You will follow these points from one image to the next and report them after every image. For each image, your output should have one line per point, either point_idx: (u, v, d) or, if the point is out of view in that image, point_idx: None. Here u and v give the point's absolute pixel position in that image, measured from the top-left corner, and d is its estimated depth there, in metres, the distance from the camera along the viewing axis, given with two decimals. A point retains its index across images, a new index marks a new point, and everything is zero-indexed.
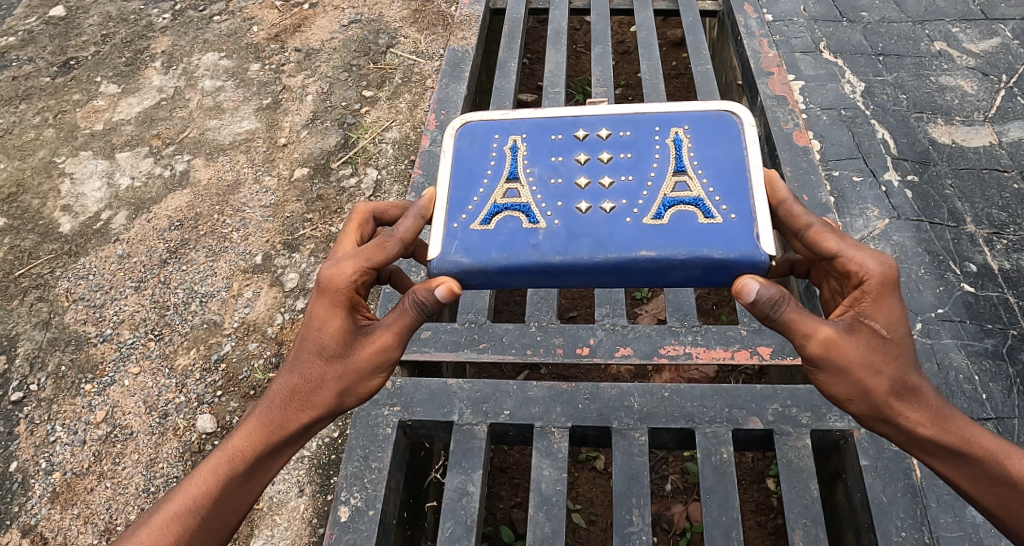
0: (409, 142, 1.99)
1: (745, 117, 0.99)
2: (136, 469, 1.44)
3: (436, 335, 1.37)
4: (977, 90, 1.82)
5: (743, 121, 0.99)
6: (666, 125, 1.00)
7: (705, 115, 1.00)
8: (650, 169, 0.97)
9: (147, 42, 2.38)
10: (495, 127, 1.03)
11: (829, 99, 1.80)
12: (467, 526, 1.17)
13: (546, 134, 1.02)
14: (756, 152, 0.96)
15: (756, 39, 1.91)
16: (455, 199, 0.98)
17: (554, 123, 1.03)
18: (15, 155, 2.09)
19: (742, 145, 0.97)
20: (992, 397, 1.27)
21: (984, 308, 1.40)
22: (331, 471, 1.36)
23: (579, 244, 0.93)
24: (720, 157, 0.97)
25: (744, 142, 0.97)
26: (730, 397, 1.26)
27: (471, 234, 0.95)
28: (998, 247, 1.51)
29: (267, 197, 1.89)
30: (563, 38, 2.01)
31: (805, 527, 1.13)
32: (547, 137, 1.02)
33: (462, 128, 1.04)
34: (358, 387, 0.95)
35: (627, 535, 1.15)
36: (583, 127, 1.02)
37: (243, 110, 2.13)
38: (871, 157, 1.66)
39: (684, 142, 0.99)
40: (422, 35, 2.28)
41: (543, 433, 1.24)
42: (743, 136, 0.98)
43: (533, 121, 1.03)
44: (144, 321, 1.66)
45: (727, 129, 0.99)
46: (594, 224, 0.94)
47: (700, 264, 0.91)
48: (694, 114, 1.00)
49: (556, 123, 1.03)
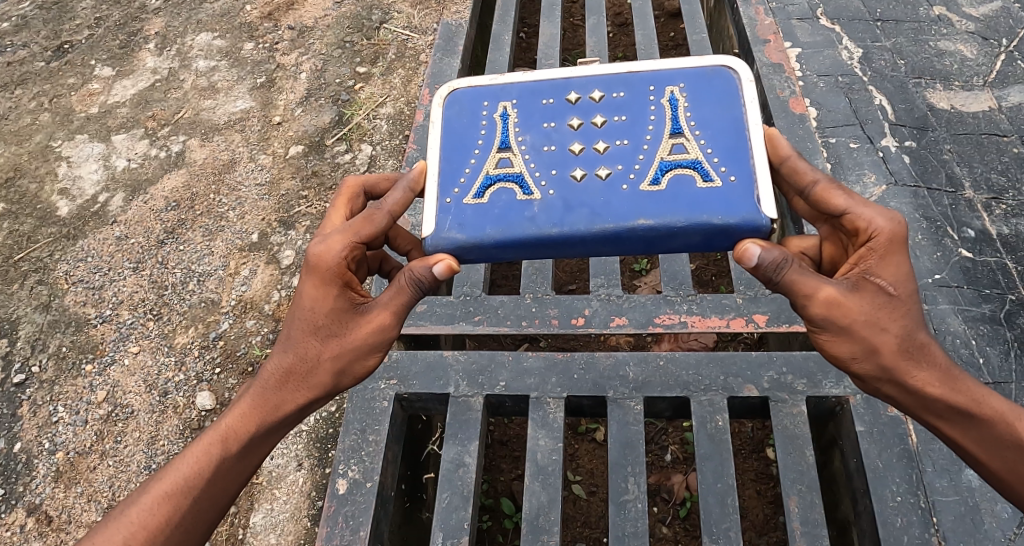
0: (403, 117, 1.97)
1: (743, 72, 0.97)
2: (137, 447, 1.45)
3: (431, 309, 1.37)
4: (977, 55, 1.80)
5: (741, 75, 0.97)
6: (660, 85, 0.98)
7: (701, 71, 0.98)
8: (646, 133, 0.96)
9: (140, 24, 2.37)
10: (484, 94, 1.02)
11: (826, 66, 1.77)
12: (464, 496, 1.17)
13: (536, 100, 1.00)
14: (755, 109, 0.95)
15: (753, 7, 1.89)
16: (447, 172, 0.97)
17: (544, 87, 1.01)
18: (11, 140, 2.09)
19: (740, 102, 0.96)
20: (989, 361, 1.27)
21: (981, 273, 1.39)
22: (328, 445, 1.37)
23: (576, 215, 0.92)
24: (717, 116, 0.96)
25: (743, 99, 0.96)
26: (725, 364, 1.26)
27: (465, 209, 0.95)
28: (997, 212, 1.50)
29: (262, 175, 1.88)
30: (557, 9, 1.99)
31: (800, 493, 1.14)
32: (538, 102, 1.00)
33: (449, 96, 1.03)
34: (359, 367, 0.95)
35: (623, 503, 1.15)
36: (574, 90, 1.00)
37: (237, 90, 2.12)
38: (868, 123, 1.64)
39: (679, 101, 0.97)
40: (415, 10, 2.25)
41: (539, 404, 1.25)
42: (741, 92, 0.96)
43: (522, 86, 1.02)
44: (143, 302, 1.67)
45: (725, 86, 0.97)
46: (590, 193, 0.93)
47: (700, 231, 0.90)
48: (689, 72, 0.99)
49: (547, 87, 1.01)
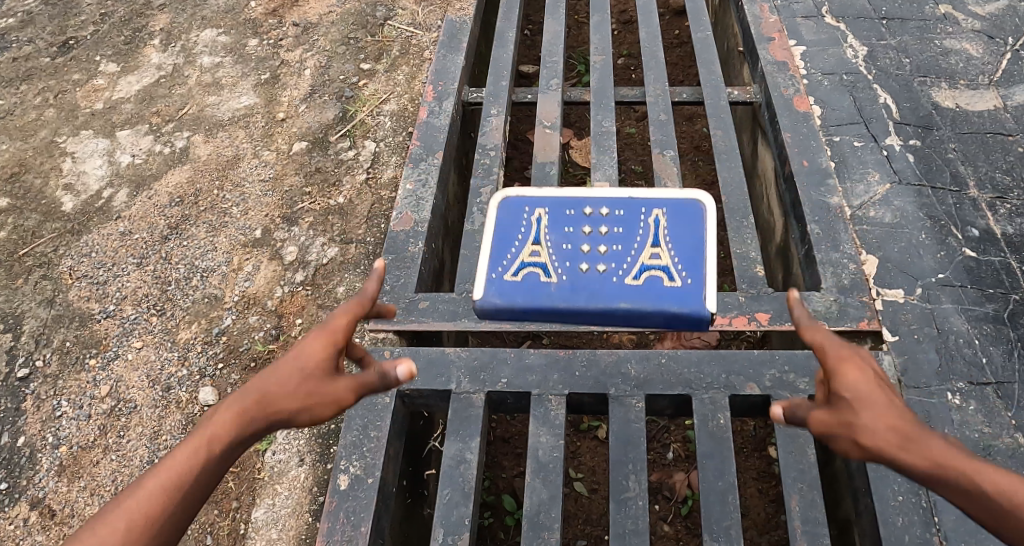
0: (407, 114, 1.97)
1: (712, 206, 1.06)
2: (141, 442, 1.45)
3: (433, 305, 1.38)
4: (983, 54, 1.79)
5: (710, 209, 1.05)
6: (647, 208, 1.07)
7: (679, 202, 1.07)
8: (636, 239, 1.04)
9: (145, 20, 2.38)
10: (528, 200, 1.10)
11: (831, 65, 1.77)
12: (465, 492, 1.17)
13: (562, 209, 1.09)
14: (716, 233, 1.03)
15: (757, 5, 1.92)
16: (495, 250, 1.05)
17: (567, 200, 1.10)
18: (16, 135, 2.09)
19: (702, 228, 1.03)
20: (992, 361, 1.26)
21: (985, 273, 1.39)
22: (330, 441, 1.37)
23: (579, 296, 1.00)
24: (693, 238, 1.03)
25: (706, 226, 1.04)
26: (727, 363, 1.26)
27: (506, 282, 1.02)
28: (1001, 212, 1.49)
29: (266, 171, 1.89)
30: (562, 6, 1.99)
31: (802, 491, 1.13)
32: (564, 211, 1.09)
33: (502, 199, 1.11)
34: (320, 405, 0.77)
35: (624, 500, 1.15)
36: (590, 205, 1.08)
37: (241, 86, 2.12)
38: (872, 122, 1.64)
39: (660, 222, 1.05)
40: (419, 6, 2.24)
41: (541, 401, 1.25)
42: (708, 224, 1.04)
43: (555, 199, 1.10)
44: (147, 297, 1.67)
45: (694, 216, 1.05)
46: (592, 277, 1.01)
47: (660, 315, 0.98)
48: (670, 200, 1.07)
49: (571, 201, 1.09)
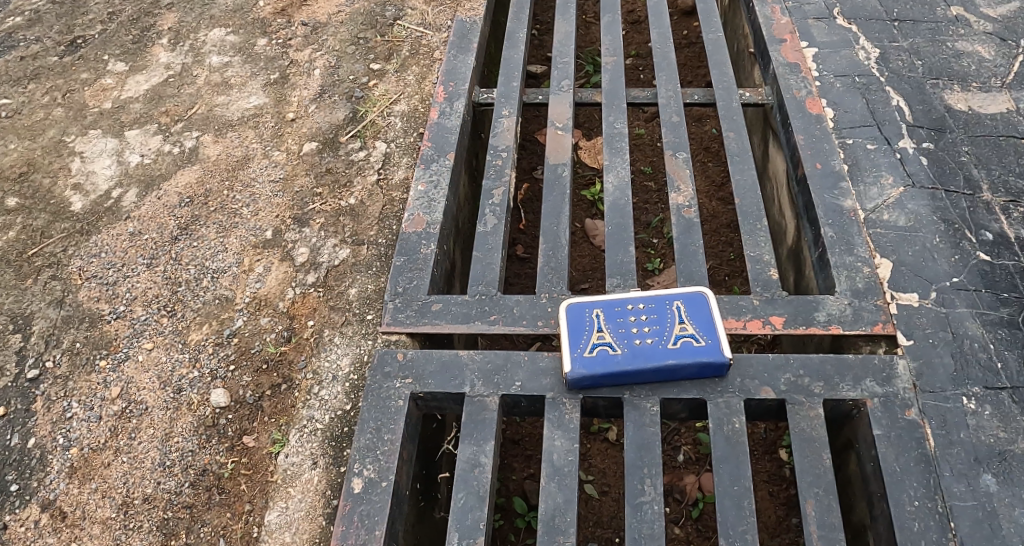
0: (417, 115, 1.97)
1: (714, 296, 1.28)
2: (152, 444, 1.45)
3: (447, 307, 1.38)
4: (995, 56, 1.79)
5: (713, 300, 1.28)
6: (671, 305, 1.27)
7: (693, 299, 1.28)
8: (671, 320, 1.25)
9: (153, 19, 2.38)
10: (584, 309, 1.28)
11: (843, 66, 1.76)
12: (479, 496, 1.17)
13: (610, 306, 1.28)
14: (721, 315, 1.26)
15: (768, 7, 1.92)
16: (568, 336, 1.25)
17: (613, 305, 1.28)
18: (24, 135, 2.09)
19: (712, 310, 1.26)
20: (1008, 366, 1.25)
21: (1000, 276, 1.38)
22: (342, 443, 1.37)
23: (639, 360, 1.21)
24: (710, 321, 1.24)
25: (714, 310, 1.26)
26: (742, 366, 1.25)
27: (584, 358, 1.22)
28: (1015, 215, 1.48)
29: (276, 172, 1.89)
30: (572, 6, 1.98)
31: (818, 496, 1.13)
32: (613, 308, 1.27)
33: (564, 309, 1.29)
34: None
35: (639, 505, 1.14)
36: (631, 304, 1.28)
37: (250, 86, 2.12)
38: (885, 125, 1.63)
39: (683, 315, 1.26)
40: (428, 7, 2.24)
41: (555, 404, 1.25)
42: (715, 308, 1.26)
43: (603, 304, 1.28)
44: (157, 298, 1.67)
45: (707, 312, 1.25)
46: (645, 342, 1.23)
47: (694, 364, 1.20)
48: (686, 296, 1.28)
49: (616, 305, 1.28)
